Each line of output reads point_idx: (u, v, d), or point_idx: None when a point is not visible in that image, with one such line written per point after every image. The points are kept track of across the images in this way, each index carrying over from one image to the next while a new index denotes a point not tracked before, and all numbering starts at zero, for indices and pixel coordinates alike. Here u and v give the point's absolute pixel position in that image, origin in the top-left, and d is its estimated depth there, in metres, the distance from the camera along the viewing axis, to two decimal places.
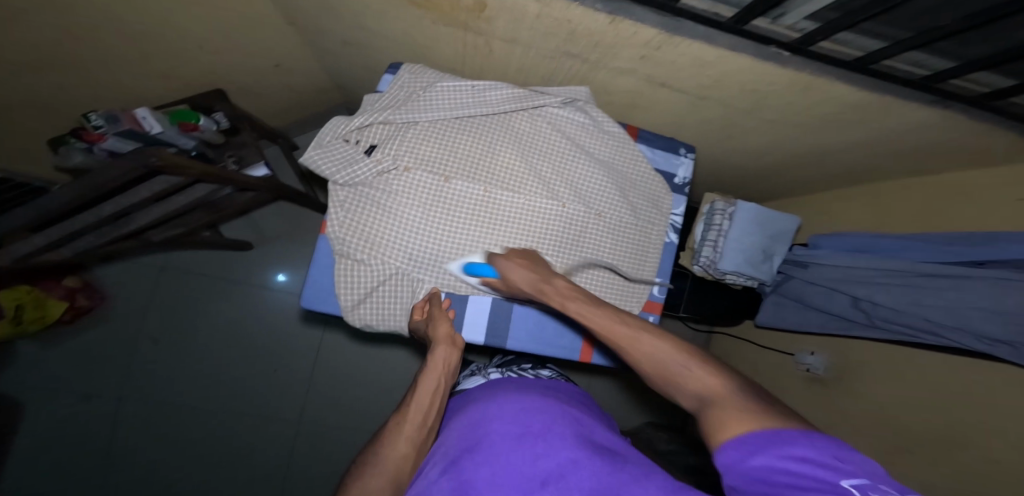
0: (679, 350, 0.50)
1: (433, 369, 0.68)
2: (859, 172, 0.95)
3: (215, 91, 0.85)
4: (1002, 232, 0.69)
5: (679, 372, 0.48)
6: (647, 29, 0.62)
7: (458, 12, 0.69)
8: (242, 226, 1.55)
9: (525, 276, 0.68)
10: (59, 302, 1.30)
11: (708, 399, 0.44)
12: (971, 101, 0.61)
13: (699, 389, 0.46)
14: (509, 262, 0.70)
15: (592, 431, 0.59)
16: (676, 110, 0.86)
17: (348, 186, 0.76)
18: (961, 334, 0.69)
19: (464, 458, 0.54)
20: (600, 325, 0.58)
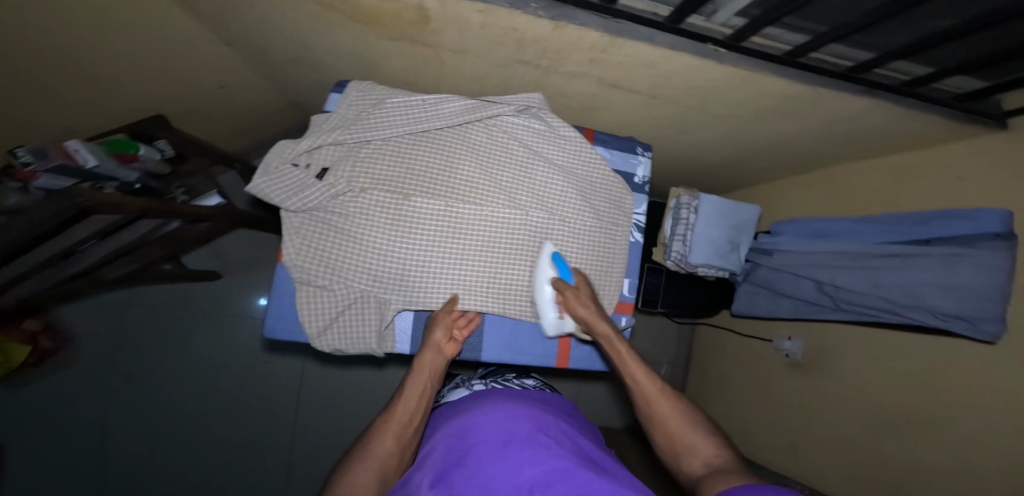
0: (699, 423, 0.58)
1: (422, 371, 0.68)
2: (815, 152, 0.96)
3: (158, 118, 0.84)
4: (943, 209, 0.75)
5: (692, 441, 0.56)
6: (590, 32, 0.62)
7: (402, 26, 0.66)
8: (207, 256, 1.49)
9: (589, 302, 0.72)
10: (21, 347, 1.15)
11: (717, 467, 0.51)
12: (896, 90, 0.64)
13: (707, 460, 0.53)
14: (587, 285, 0.75)
15: (578, 440, 0.59)
16: (631, 109, 0.86)
17: (303, 212, 0.72)
18: (920, 311, 0.74)
19: (453, 471, 0.51)
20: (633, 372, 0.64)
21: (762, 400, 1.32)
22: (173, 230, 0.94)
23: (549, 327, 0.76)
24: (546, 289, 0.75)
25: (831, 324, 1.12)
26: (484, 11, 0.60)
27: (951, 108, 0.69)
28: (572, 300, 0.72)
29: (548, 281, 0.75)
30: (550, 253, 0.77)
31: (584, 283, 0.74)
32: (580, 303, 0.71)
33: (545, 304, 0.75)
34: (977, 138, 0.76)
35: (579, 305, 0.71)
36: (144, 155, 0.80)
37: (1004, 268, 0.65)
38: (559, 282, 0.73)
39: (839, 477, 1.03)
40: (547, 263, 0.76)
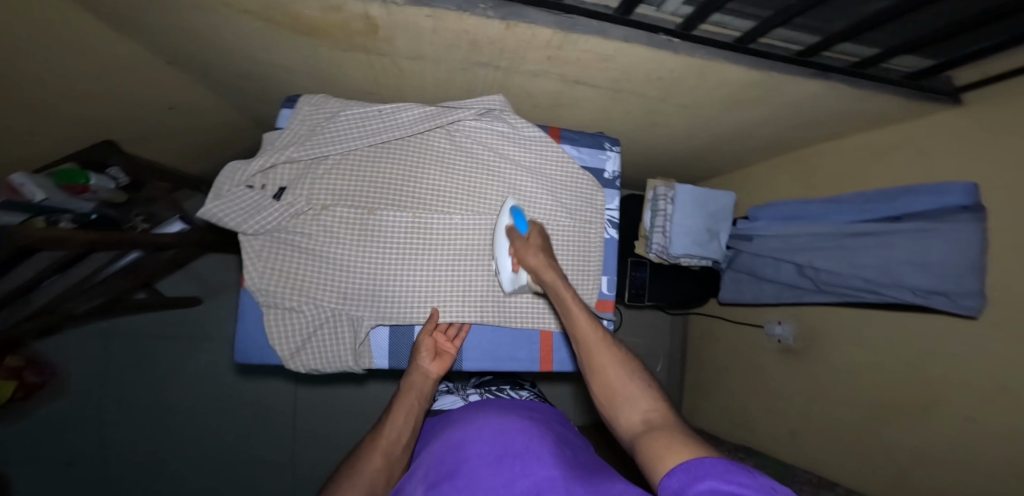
0: (641, 376, 0.53)
1: (408, 393, 0.66)
2: (788, 130, 0.94)
3: (106, 144, 0.78)
4: (910, 185, 0.78)
5: (635, 397, 0.51)
6: (543, 30, 0.59)
7: (349, 35, 0.62)
8: (181, 282, 1.44)
9: (541, 250, 0.65)
10: (7, 381, 1.10)
11: (655, 424, 0.47)
12: (846, 71, 0.66)
13: (645, 416, 0.49)
14: (543, 236, 0.68)
15: (576, 455, 0.54)
16: (597, 105, 0.85)
17: (263, 234, 0.70)
18: (898, 289, 0.77)
19: (444, 483, 0.49)
20: (580, 321, 0.58)
21: (758, 386, 1.32)
22: (134, 259, 0.92)
23: (505, 281, 0.71)
24: (502, 242, 0.70)
25: (819, 307, 1.12)
26: (433, 16, 0.57)
27: (901, 87, 0.72)
28: (523, 249, 0.65)
29: (504, 232, 0.70)
30: (511, 207, 0.71)
31: (541, 232, 0.68)
32: (531, 251, 0.64)
33: (502, 257, 0.70)
34: (938, 114, 0.78)
35: (529, 252, 0.64)
36: (96, 185, 0.75)
37: (973, 242, 0.69)
38: (513, 233, 0.68)
39: (843, 462, 1.01)
40: (504, 214, 0.71)
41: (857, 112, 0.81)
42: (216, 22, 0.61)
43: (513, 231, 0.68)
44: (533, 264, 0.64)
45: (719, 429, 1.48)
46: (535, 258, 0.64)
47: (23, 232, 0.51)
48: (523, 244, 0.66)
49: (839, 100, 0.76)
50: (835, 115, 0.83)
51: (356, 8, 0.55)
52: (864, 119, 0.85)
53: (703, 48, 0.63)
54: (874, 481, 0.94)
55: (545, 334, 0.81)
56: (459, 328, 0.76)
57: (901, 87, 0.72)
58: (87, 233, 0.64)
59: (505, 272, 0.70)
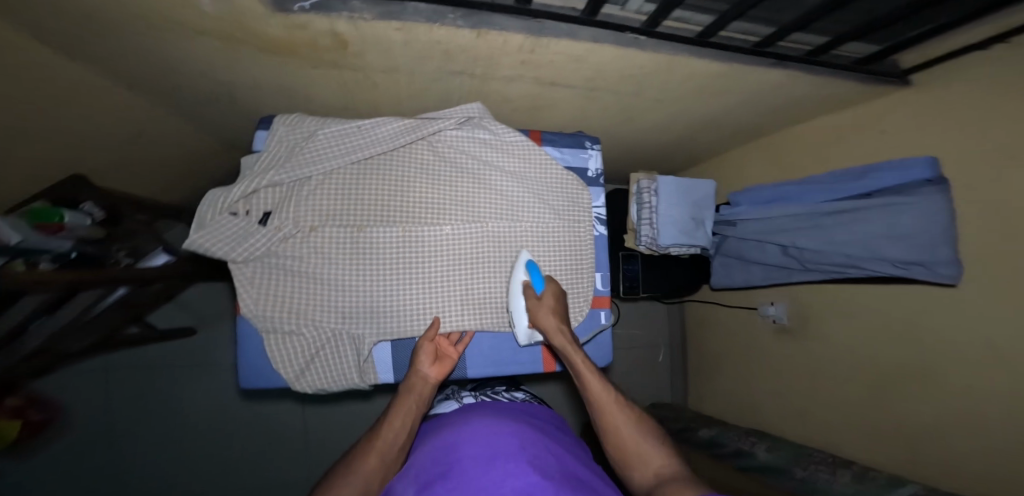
0: (650, 434, 0.60)
1: (408, 397, 0.65)
2: (763, 115, 0.96)
3: (73, 178, 0.73)
4: (869, 164, 0.84)
5: (644, 454, 0.58)
6: (514, 35, 0.61)
7: (320, 52, 0.62)
8: (174, 313, 1.43)
9: (555, 313, 0.71)
10: (10, 420, 1.09)
11: (666, 480, 0.53)
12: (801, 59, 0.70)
13: (656, 472, 0.56)
14: (557, 295, 0.73)
15: (565, 457, 0.56)
16: (574, 105, 0.86)
17: (254, 260, 0.70)
18: (879, 262, 0.81)
19: (435, 484, 0.49)
20: (592, 383, 0.63)
21: (759, 369, 1.34)
22: (123, 295, 0.92)
23: (521, 335, 0.74)
24: (517, 298, 0.73)
25: (810, 286, 1.15)
26: (402, 29, 0.58)
27: (852, 71, 0.78)
28: (538, 311, 0.70)
29: (520, 287, 0.73)
30: (526, 261, 0.75)
31: (555, 292, 0.73)
32: (545, 314, 0.70)
33: (517, 312, 0.73)
34: (893, 94, 0.86)
35: (545, 316, 0.70)
36: (70, 221, 0.71)
37: (939, 212, 0.74)
38: (530, 291, 0.72)
39: (851, 435, 1.04)
40: (519, 269, 0.74)
41: (826, 90, 0.83)
42: (187, 52, 0.62)
43: (529, 289, 0.73)
44: (547, 325, 0.69)
45: (727, 413, 1.50)
46: (550, 321, 0.69)
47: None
48: (538, 305, 0.71)
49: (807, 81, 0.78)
50: (807, 93, 0.84)
51: (323, 25, 0.55)
52: (833, 97, 0.88)
53: (669, 44, 0.66)
54: (884, 452, 0.96)
55: None
56: (459, 335, 0.76)
57: (853, 72, 0.78)
58: (71, 272, 0.63)
59: (522, 329, 0.74)
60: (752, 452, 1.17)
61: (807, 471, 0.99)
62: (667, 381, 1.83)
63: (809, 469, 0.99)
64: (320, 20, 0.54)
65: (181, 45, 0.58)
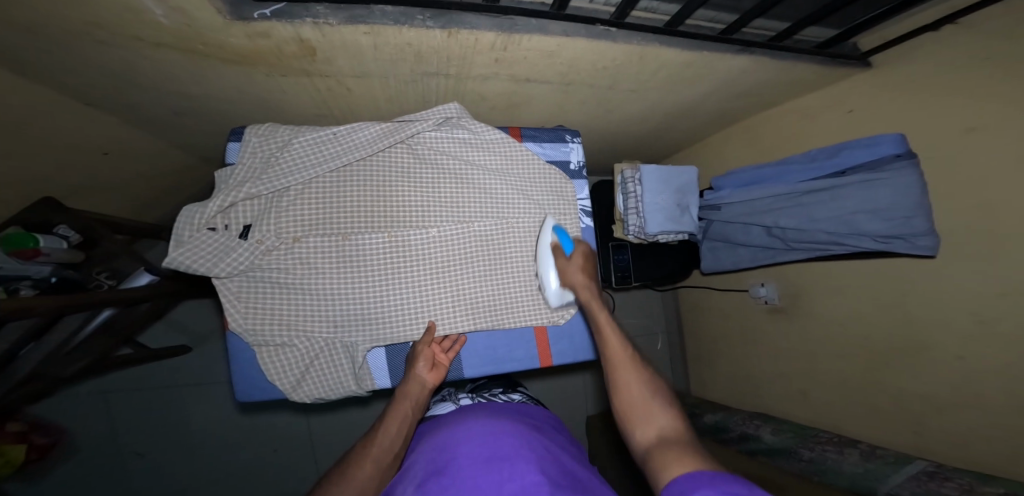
0: (661, 395, 0.54)
1: (403, 401, 0.66)
2: (740, 98, 0.96)
3: (48, 201, 0.72)
4: (845, 142, 0.85)
5: (651, 413, 0.52)
6: (485, 34, 0.61)
7: (289, 61, 0.62)
8: (165, 332, 1.41)
9: (583, 270, 0.69)
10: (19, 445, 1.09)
11: (669, 441, 0.48)
12: (765, 45, 0.71)
13: (660, 432, 0.49)
14: (586, 255, 0.72)
15: (559, 455, 0.57)
16: (551, 100, 0.86)
17: (238, 274, 0.70)
18: (862, 238, 0.82)
19: (432, 481, 0.51)
20: (607, 334, 0.60)
21: (755, 349, 1.36)
22: (110, 317, 0.90)
23: (551, 297, 0.74)
24: (547, 260, 0.73)
25: (797, 265, 1.17)
26: (371, 32, 0.57)
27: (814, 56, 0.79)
28: (566, 269, 0.70)
29: (549, 249, 0.74)
30: (552, 225, 0.75)
31: (585, 252, 0.72)
32: (573, 272, 0.69)
33: (546, 274, 0.73)
34: (852, 77, 0.90)
35: (571, 272, 0.69)
36: (48, 247, 0.71)
37: (913, 185, 0.76)
38: (558, 252, 0.72)
39: (851, 411, 1.06)
40: (548, 232, 0.75)
41: (799, 70, 0.84)
42: (149, 66, 0.60)
43: (559, 251, 0.72)
44: (574, 281, 0.69)
45: (729, 397, 1.52)
46: (577, 278, 0.69)
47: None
48: (567, 264, 0.71)
49: (782, 62, 0.78)
50: (780, 75, 0.85)
51: (287, 32, 0.55)
52: (805, 79, 0.89)
53: (638, 34, 0.66)
54: (882, 423, 0.98)
55: (540, 330, 0.82)
56: (456, 336, 0.77)
57: (814, 56, 0.80)
58: (56, 297, 0.63)
59: (551, 288, 0.73)
60: (757, 435, 1.19)
61: (814, 452, 1.01)
62: (667, 368, 1.84)
63: (816, 450, 1.01)
64: (283, 27, 0.53)
65: (143, 59, 0.58)
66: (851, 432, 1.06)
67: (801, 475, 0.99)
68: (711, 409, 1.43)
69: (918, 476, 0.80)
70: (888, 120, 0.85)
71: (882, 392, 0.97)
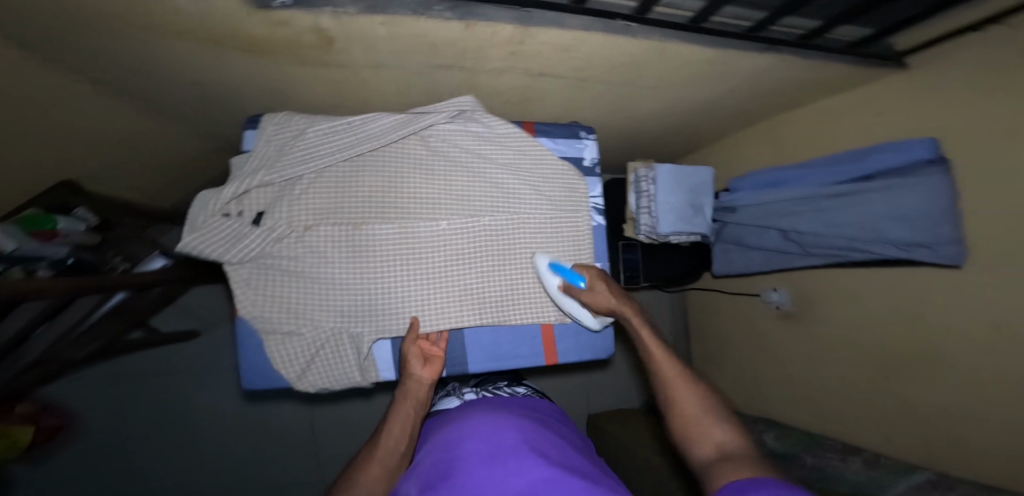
0: (718, 412, 0.57)
1: (404, 401, 0.67)
2: (759, 98, 0.94)
3: (65, 182, 0.74)
4: (872, 145, 0.83)
5: (705, 429, 0.55)
6: (502, 26, 0.59)
7: (305, 50, 0.61)
8: (175, 317, 1.43)
9: (611, 296, 0.72)
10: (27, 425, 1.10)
11: (730, 456, 0.50)
12: (792, 43, 0.68)
13: (718, 446, 0.53)
14: (602, 278, 0.74)
15: (563, 446, 0.57)
16: (566, 95, 0.85)
17: (249, 262, 0.70)
18: (883, 245, 0.80)
19: (439, 486, 0.49)
20: (656, 353, 0.64)
21: (762, 353, 1.34)
22: (120, 301, 0.91)
23: (590, 322, 0.79)
24: (565, 300, 0.77)
25: (811, 270, 1.14)
26: (388, 23, 0.56)
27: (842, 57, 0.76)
28: (593, 300, 0.73)
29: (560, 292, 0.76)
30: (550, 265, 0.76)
31: (597, 276, 0.74)
32: (602, 298, 0.72)
33: (571, 308, 0.77)
34: (881, 79, 0.87)
35: (602, 299, 0.72)
36: (66, 228, 0.71)
37: (943, 191, 0.73)
38: (569, 290, 0.74)
39: (860, 421, 1.04)
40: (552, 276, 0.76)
41: (825, 71, 0.81)
42: (167, 54, 0.60)
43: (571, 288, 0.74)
44: (607, 307, 0.73)
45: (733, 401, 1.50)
46: (608, 303, 0.72)
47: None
48: (590, 295, 0.73)
49: (809, 61, 0.76)
50: (805, 75, 0.83)
51: (305, 21, 0.54)
52: (830, 79, 0.86)
53: (661, 30, 0.64)
54: (890, 433, 0.96)
55: (546, 327, 0.81)
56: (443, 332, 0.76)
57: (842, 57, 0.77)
58: (71, 278, 0.64)
59: (588, 317, 0.79)
60: (760, 441, 1.18)
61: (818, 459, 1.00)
62: None
63: (820, 458, 1.00)
64: (301, 16, 0.53)
65: (160, 45, 0.57)
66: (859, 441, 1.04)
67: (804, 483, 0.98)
68: None
69: (925, 489, 0.79)
70: (916, 125, 0.82)
71: (893, 401, 0.95)
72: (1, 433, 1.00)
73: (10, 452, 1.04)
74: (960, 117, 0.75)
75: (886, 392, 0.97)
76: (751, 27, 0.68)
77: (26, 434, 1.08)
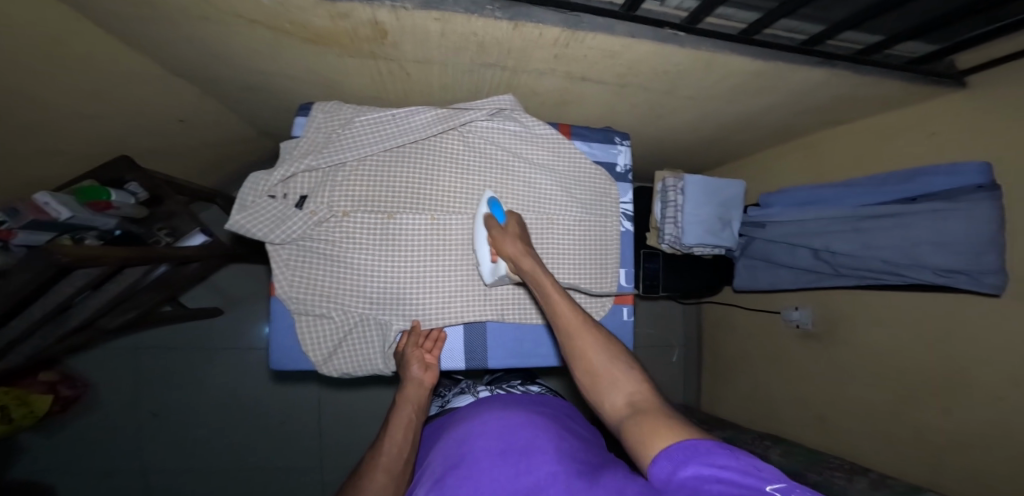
0: (625, 360, 0.53)
1: (404, 405, 0.67)
2: (797, 113, 0.93)
3: (123, 158, 0.77)
4: (918, 167, 0.82)
5: (618, 377, 0.51)
6: (550, 29, 0.60)
7: (359, 42, 0.63)
8: (199, 294, 1.47)
9: (519, 239, 0.65)
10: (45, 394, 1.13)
11: (641, 407, 0.47)
12: (848, 59, 0.68)
13: (629, 399, 0.49)
14: (518, 223, 0.69)
15: (577, 443, 0.56)
16: (602, 100, 0.86)
17: (289, 243, 0.72)
18: (920, 271, 0.80)
19: (449, 476, 0.51)
20: (560, 302, 0.57)
21: (777, 371, 1.33)
22: (161, 274, 0.94)
23: (486, 273, 0.71)
24: (480, 232, 0.71)
25: (837, 291, 1.13)
26: (441, 19, 0.58)
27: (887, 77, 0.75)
28: (501, 238, 0.66)
29: (482, 221, 0.71)
30: (489, 198, 0.73)
31: (517, 221, 0.69)
32: (509, 240, 0.65)
33: (481, 247, 0.71)
34: (926, 103, 0.86)
35: (507, 241, 0.65)
36: (118, 201, 0.75)
37: (989, 219, 0.72)
38: (491, 221, 0.69)
39: (873, 445, 1.02)
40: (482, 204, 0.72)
41: (868, 90, 0.80)
42: (228, 40, 0.63)
43: (491, 219, 0.69)
44: (510, 251, 0.65)
45: (741, 416, 1.49)
46: (513, 246, 0.64)
47: (54, 250, 0.53)
48: (501, 233, 0.66)
49: (855, 79, 0.75)
50: (851, 92, 0.82)
51: (365, 14, 0.56)
52: (871, 98, 0.86)
53: (707, 40, 0.65)
54: (906, 460, 0.95)
55: None
56: (437, 333, 0.76)
57: (887, 78, 0.76)
58: (120, 249, 0.67)
59: (484, 263, 0.71)
60: (765, 455, 1.16)
61: (821, 476, 0.97)
62: (680, 381, 1.81)
63: (824, 475, 0.97)
64: (362, 9, 0.54)
65: (222, 30, 0.59)
66: (871, 466, 1.02)
67: None
68: (720, 427, 1.41)
69: None
70: (958, 151, 0.80)
71: (909, 426, 0.94)
72: (23, 398, 1.04)
73: (28, 420, 1.07)
74: (1011, 143, 0.73)
75: (904, 419, 0.95)
76: (804, 41, 0.67)
77: (44, 402, 1.12)
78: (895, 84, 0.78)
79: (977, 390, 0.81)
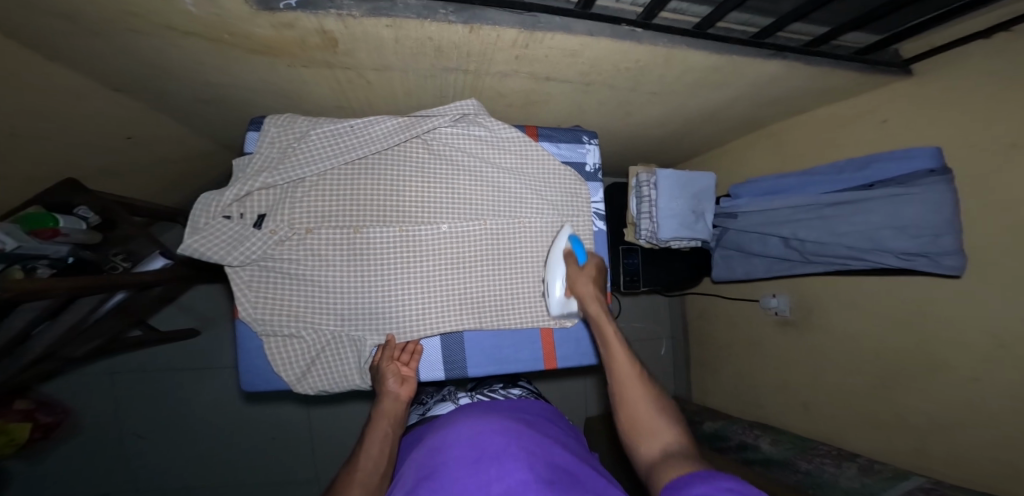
0: (668, 411, 0.55)
1: (381, 419, 0.66)
2: (762, 104, 0.95)
3: (67, 181, 0.74)
4: (877, 153, 0.84)
5: (655, 426, 0.53)
6: (507, 30, 0.59)
7: (310, 51, 0.61)
8: (175, 315, 1.43)
9: (593, 282, 0.69)
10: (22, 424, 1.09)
11: (676, 454, 0.49)
12: (801, 50, 0.69)
13: (665, 447, 0.51)
14: (598, 268, 0.72)
15: (551, 448, 0.56)
16: (569, 99, 0.85)
17: (250, 264, 0.70)
18: (885, 254, 0.82)
19: (421, 487, 0.49)
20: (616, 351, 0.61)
21: (762, 358, 1.34)
22: (123, 300, 0.90)
23: (554, 305, 0.72)
24: (557, 265, 0.72)
25: (813, 277, 1.15)
26: (393, 26, 0.56)
27: (842, 64, 0.76)
28: (578, 278, 0.69)
29: (561, 255, 0.73)
30: (568, 233, 0.75)
31: (597, 265, 0.72)
32: (584, 280, 0.69)
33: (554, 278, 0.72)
34: (884, 88, 0.87)
35: (581, 281, 0.69)
36: (67, 227, 0.72)
37: (944, 201, 0.75)
38: (570, 259, 0.71)
39: (857, 428, 1.04)
40: (562, 238, 0.74)
41: (828, 78, 0.81)
42: (172, 54, 0.60)
43: (572, 257, 0.72)
44: (581, 291, 0.68)
45: (730, 405, 1.50)
46: (587, 289, 0.68)
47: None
48: (578, 272, 0.70)
49: (817, 67, 0.76)
50: (812, 82, 0.83)
51: (311, 23, 0.54)
52: (833, 87, 0.87)
53: (665, 35, 0.65)
54: (889, 442, 0.96)
55: (546, 332, 0.81)
56: (413, 346, 0.74)
57: (844, 65, 0.77)
58: (72, 278, 0.63)
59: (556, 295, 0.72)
60: (756, 445, 1.17)
61: (812, 464, 0.99)
62: (670, 373, 1.83)
63: (813, 462, 0.99)
64: (308, 18, 0.53)
65: (162, 42, 0.57)
66: (857, 449, 1.04)
67: (797, 488, 0.98)
68: (711, 417, 1.42)
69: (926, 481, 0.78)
70: (916, 135, 0.82)
71: (891, 408, 0.95)
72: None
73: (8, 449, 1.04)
74: (965, 125, 0.75)
75: (884, 400, 0.97)
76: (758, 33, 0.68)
77: (22, 431, 1.08)
78: (852, 71, 0.79)
79: (951, 368, 0.83)
